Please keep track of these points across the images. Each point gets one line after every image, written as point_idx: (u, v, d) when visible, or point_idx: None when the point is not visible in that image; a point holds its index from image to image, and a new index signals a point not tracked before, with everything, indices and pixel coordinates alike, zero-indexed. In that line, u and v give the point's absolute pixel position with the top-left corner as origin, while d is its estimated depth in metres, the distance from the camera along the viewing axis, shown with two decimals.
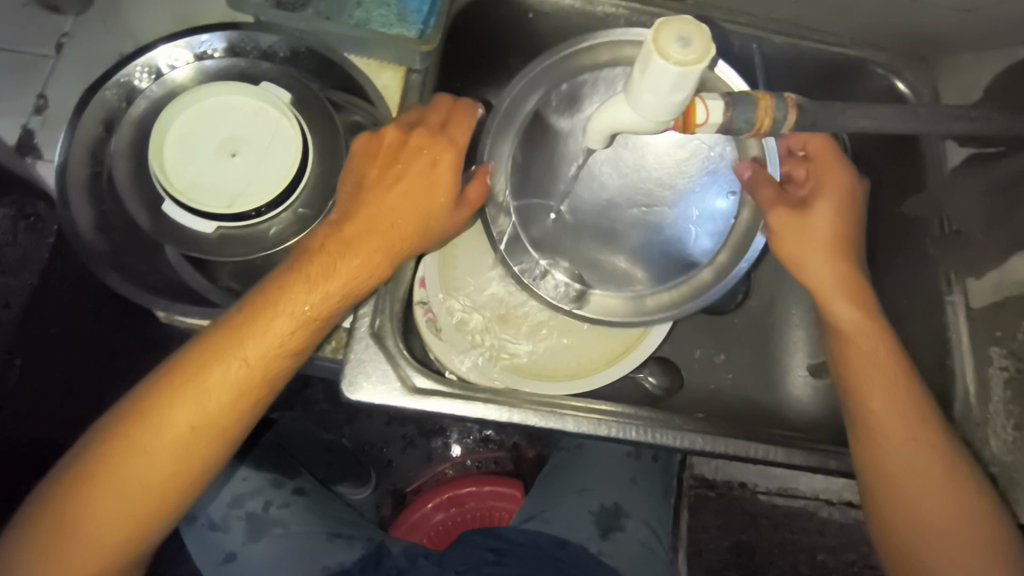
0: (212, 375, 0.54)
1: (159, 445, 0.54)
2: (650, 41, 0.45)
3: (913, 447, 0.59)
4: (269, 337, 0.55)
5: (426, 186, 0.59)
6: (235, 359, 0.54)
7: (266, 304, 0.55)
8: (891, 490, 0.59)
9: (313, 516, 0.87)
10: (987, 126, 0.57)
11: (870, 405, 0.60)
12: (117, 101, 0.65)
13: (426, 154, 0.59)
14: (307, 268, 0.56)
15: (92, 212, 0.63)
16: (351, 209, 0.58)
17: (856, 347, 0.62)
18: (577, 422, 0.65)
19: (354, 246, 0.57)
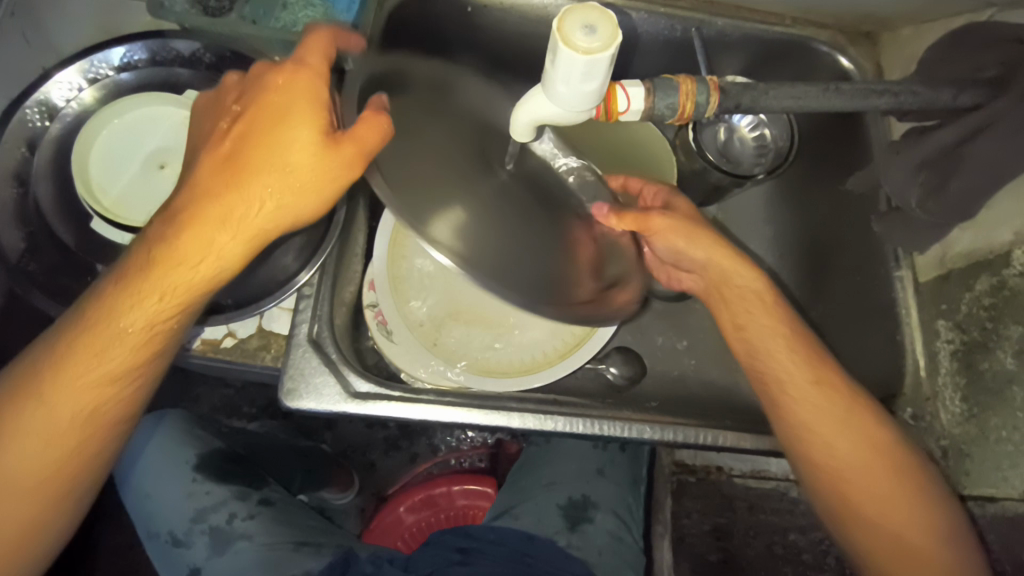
0: (70, 373, 0.53)
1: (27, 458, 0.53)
2: (557, 30, 0.44)
3: (823, 408, 0.60)
4: (123, 331, 0.53)
5: (286, 161, 0.49)
6: (94, 365, 0.53)
7: (116, 298, 0.52)
8: (813, 454, 0.60)
9: (279, 526, 0.85)
10: (912, 100, 0.57)
11: (773, 369, 0.61)
12: (39, 118, 0.63)
13: (284, 122, 0.49)
14: (157, 253, 0.51)
15: (17, 232, 0.61)
16: (207, 170, 0.51)
17: (762, 328, 0.62)
18: (523, 417, 0.66)
19: (198, 237, 0.50)
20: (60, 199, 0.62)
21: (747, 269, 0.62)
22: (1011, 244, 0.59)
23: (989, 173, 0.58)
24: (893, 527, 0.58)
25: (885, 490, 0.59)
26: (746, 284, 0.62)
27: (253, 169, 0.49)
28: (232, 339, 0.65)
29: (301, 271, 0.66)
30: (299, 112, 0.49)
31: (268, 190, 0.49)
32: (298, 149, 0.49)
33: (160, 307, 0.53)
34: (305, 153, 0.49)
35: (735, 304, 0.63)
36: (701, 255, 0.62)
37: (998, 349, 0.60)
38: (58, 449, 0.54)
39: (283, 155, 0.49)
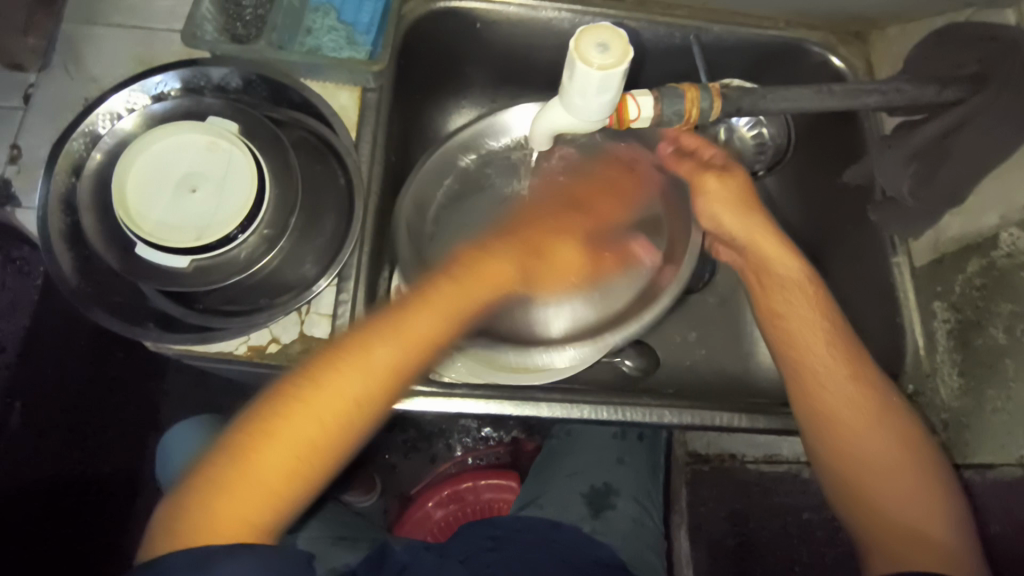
0: (278, 448, 0.51)
1: (255, 492, 0.50)
2: (573, 48, 0.48)
3: (845, 376, 0.61)
4: (337, 410, 0.53)
5: (562, 244, 0.70)
6: (394, 346, 0.55)
7: (314, 380, 0.53)
8: (824, 416, 0.61)
9: (317, 522, 0.89)
10: (899, 98, 0.61)
11: (799, 346, 0.63)
12: (84, 148, 0.68)
13: (561, 227, 0.70)
14: (369, 344, 0.55)
15: (71, 256, 0.66)
16: (490, 252, 0.64)
17: (781, 290, 0.65)
18: (551, 407, 0.70)
19: (431, 311, 0.57)
20: (105, 225, 0.65)
21: (786, 255, 0.65)
22: (997, 227, 0.63)
23: (975, 164, 0.62)
24: (899, 509, 0.58)
25: (911, 490, 0.59)
26: (782, 266, 0.66)
27: (473, 272, 0.61)
28: (276, 344, 0.67)
29: (321, 277, 0.68)
30: (588, 208, 0.73)
31: (479, 289, 0.61)
32: (573, 221, 0.71)
33: (401, 349, 0.55)
34: (571, 248, 0.71)
35: (772, 288, 0.66)
36: (740, 234, 0.67)
37: (990, 325, 0.64)
38: (306, 454, 0.52)
39: (570, 225, 0.70)
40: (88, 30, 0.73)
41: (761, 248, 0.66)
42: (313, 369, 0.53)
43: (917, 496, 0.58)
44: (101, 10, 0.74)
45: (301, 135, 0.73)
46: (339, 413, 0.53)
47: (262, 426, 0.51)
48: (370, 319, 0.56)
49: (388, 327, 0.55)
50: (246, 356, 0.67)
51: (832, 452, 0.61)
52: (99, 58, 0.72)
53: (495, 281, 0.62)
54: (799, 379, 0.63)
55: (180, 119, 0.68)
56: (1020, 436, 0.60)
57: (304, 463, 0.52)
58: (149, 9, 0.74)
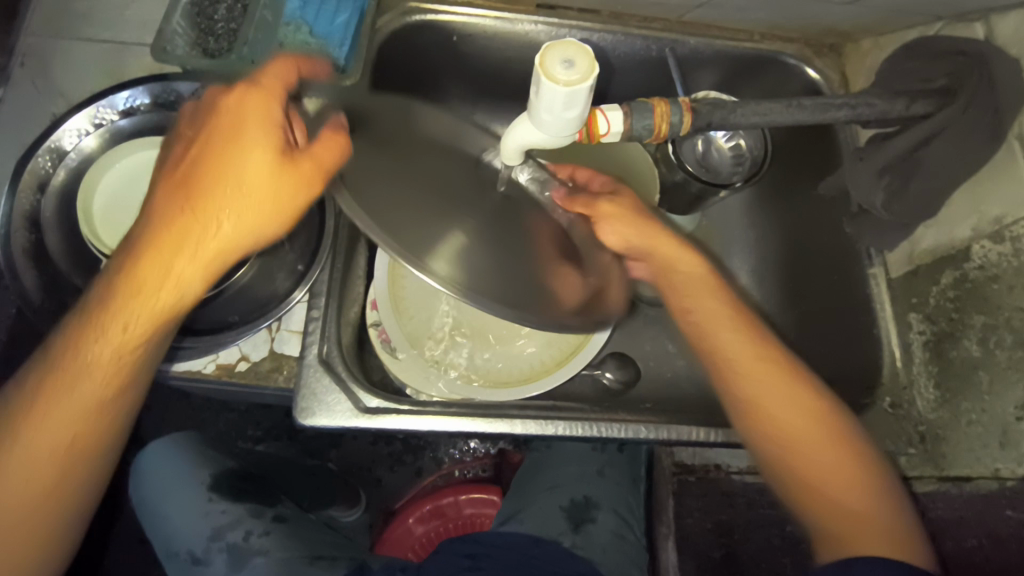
0: (18, 451, 0.52)
1: (8, 490, 0.52)
2: (538, 65, 0.47)
3: (763, 361, 0.61)
4: (69, 411, 0.53)
5: (242, 234, 0.51)
6: (82, 387, 0.53)
7: (47, 383, 0.52)
8: (749, 407, 0.60)
9: (294, 542, 0.87)
10: (869, 111, 0.62)
11: (716, 333, 0.62)
12: (49, 164, 0.67)
13: (229, 146, 0.49)
14: (86, 342, 0.52)
15: (36, 276, 0.64)
16: (179, 217, 0.50)
17: (685, 286, 0.64)
18: (525, 423, 0.69)
19: (138, 301, 0.51)
20: (67, 242, 0.66)
21: (686, 256, 0.64)
22: (970, 239, 0.64)
23: (945, 176, 0.63)
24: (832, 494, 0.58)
25: (844, 472, 0.58)
26: (685, 261, 0.64)
27: (209, 204, 0.50)
28: (246, 362, 0.67)
29: (296, 289, 0.70)
30: (248, 126, 0.48)
31: (193, 257, 0.51)
32: (253, 169, 0.49)
33: (129, 339, 0.52)
34: (236, 236, 0.51)
35: (683, 288, 0.63)
36: (641, 242, 0.62)
37: (964, 338, 0.64)
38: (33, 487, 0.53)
39: (249, 180, 0.49)
40: (57, 44, 0.72)
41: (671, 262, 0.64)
42: (44, 371, 0.53)
43: (845, 474, 0.58)
44: (69, 24, 0.73)
45: None
46: (74, 415, 0.53)
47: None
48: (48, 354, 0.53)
49: (88, 314, 0.52)
50: (214, 375, 0.66)
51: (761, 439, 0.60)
52: (67, 73, 0.71)
53: (184, 289, 0.52)
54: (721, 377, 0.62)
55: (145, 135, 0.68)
56: (996, 450, 0.59)
57: (60, 460, 0.53)
58: (119, 23, 0.74)
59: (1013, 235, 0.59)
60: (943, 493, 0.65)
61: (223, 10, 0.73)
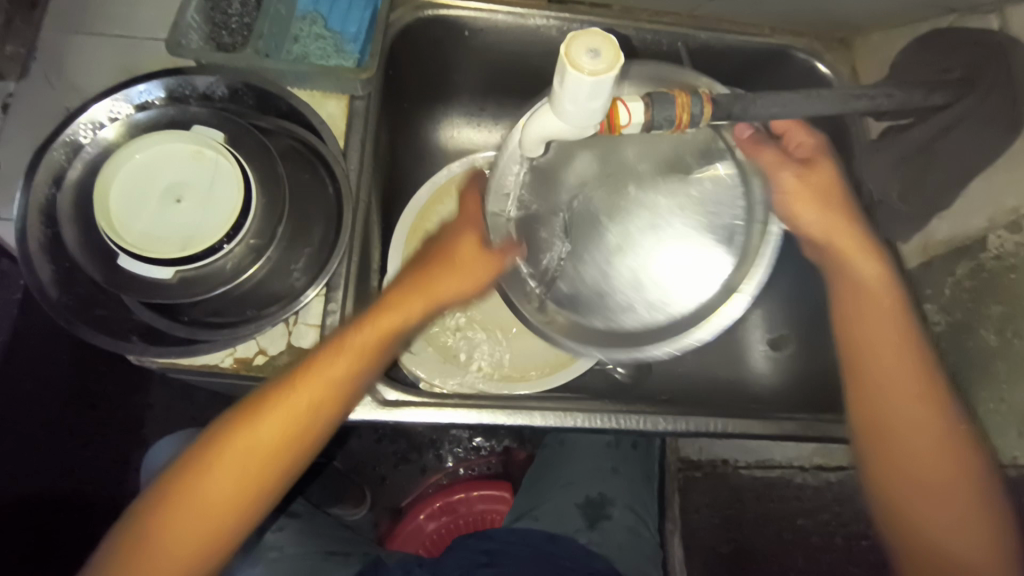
0: (215, 477, 0.57)
1: (193, 515, 0.56)
2: (563, 54, 0.47)
3: (914, 396, 0.61)
4: (263, 444, 0.58)
5: (444, 296, 0.64)
6: (274, 428, 0.58)
7: (252, 416, 0.58)
8: (890, 437, 0.61)
9: (308, 538, 0.87)
10: (886, 102, 0.62)
11: (873, 352, 0.62)
12: (65, 159, 0.67)
13: (446, 242, 0.66)
14: (295, 389, 0.58)
15: (53, 270, 0.65)
16: (388, 303, 0.62)
17: (862, 293, 0.64)
18: (544, 416, 0.69)
19: (344, 354, 0.59)
20: (86, 238, 0.63)
21: (864, 252, 0.64)
22: (985, 230, 0.64)
23: (960, 167, 0.63)
24: (944, 538, 0.58)
25: (963, 519, 0.58)
26: (865, 271, 0.64)
27: (429, 279, 0.64)
28: (263, 356, 0.66)
29: (308, 287, 0.67)
30: (467, 226, 0.67)
31: (406, 311, 0.62)
32: (464, 247, 0.66)
33: (332, 384, 0.59)
34: (447, 291, 0.64)
35: (854, 295, 0.64)
36: (815, 231, 0.65)
37: (981, 327, 0.64)
38: (217, 514, 0.57)
39: (455, 257, 0.65)
40: (68, 39, 0.72)
41: (846, 256, 0.64)
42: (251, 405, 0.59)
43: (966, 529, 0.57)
44: (82, 19, 0.73)
45: (288, 144, 0.72)
46: (270, 447, 0.58)
47: (204, 460, 0.57)
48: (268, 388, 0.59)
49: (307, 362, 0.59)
50: (232, 368, 0.66)
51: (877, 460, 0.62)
52: (81, 68, 0.71)
53: (381, 349, 0.61)
54: (859, 391, 0.63)
55: (162, 129, 0.67)
56: (1015, 438, 0.60)
57: (253, 484, 0.58)
58: (131, 18, 0.73)
59: None
60: None
61: (237, 4, 0.73)
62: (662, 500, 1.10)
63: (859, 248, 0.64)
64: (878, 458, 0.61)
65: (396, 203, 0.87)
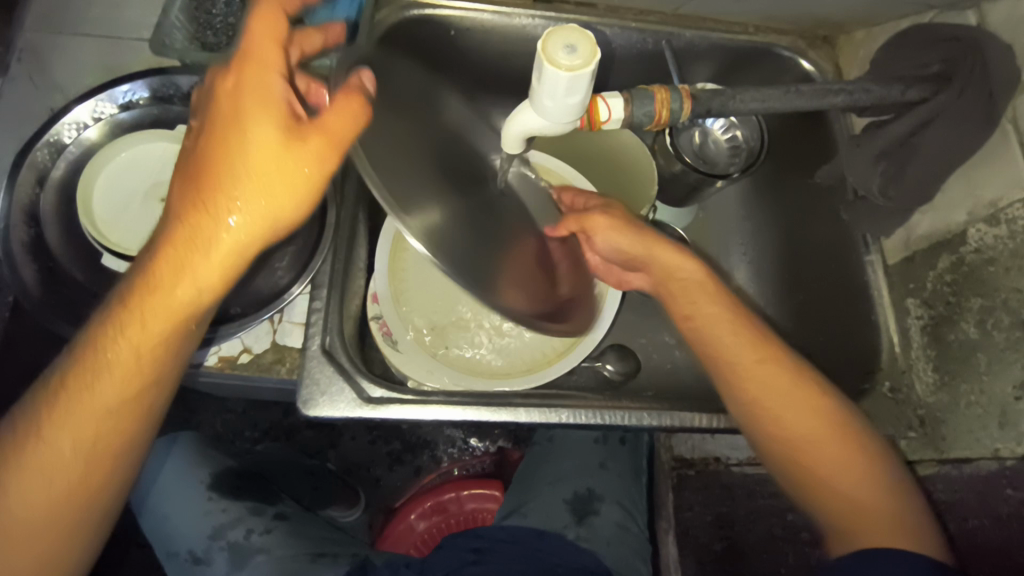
0: (35, 460, 0.50)
1: (23, 498, 0.50)
2: (540, 50, 0.47)
3: (766, 372, 0.62)
4: (81, 417, 0.50)
5: (264, 224, 0.48)
6: (90, 402, 0.50)
7: (65, 389, 0.50)
8: (759, 408, 0.61)
9: (296, 539, 0.87)
10: (864, 97, 0.62)
11: (715, 337, 0.64)
12: (48, 159, 0.66)
13: (234, 148, 0.46)
14: (104, 356, 0.50)
15: (35, 269, 0.64)
16: (177, 249, 0.48)
17: (677, 287, 0.67)
18: (529, 412, 0.69)
19: (149, 308, 0.49)
20: (69, 235, 0.65)
21: (684, 261, 0.67)
22: (965, 224, 0.64)
23: (939, 161, 0.64)
24: (837, 480, 0.59)
25: (839, 462, 0.59)
26: (675, 265, 0.67)
27: (223, 208, 0.47)
28: (248, 355, 0.67)
29: (294, 284, 0.69)
30: (254, 112, 0.46)
31: (201, 251, 0.48)
32: (262, 147, 0.46)
33: (141, 351, 0.50)
34: (248, 210, 0.47)
35: (679, 290, 0.67)
36: (641, 251, 0.68)
37: (962, 321, 0.65)
38: (75, 471, 0.51)
39: (269, 163, 0.46)
40: (54, 39, 0.72)
41: (666, 269, 0.68)
42: (61, 376, 0.51)
43: (856, 474, 0.59)
44: (66, 19, 0.73)
45: None
46: (92, 422, 0.51)
47: (20, 442, 0.50)
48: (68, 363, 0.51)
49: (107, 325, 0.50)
50: (216, 367, 0.67)
51: (765, 440, 0.61)
52: (65, 68, 0.71)
53: (199, 288, 0.49)
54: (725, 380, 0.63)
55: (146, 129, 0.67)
56: (996, 430, 0.60)
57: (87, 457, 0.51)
58: (116, 19, 0.73)
59: (1009, 218, 0.60)
60: (943, 475, 0.66)
61: (221, 5, 0.72)
62: (653, 498, 1.11)
63: (678, 258, 0.67)
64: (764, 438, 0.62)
65: None
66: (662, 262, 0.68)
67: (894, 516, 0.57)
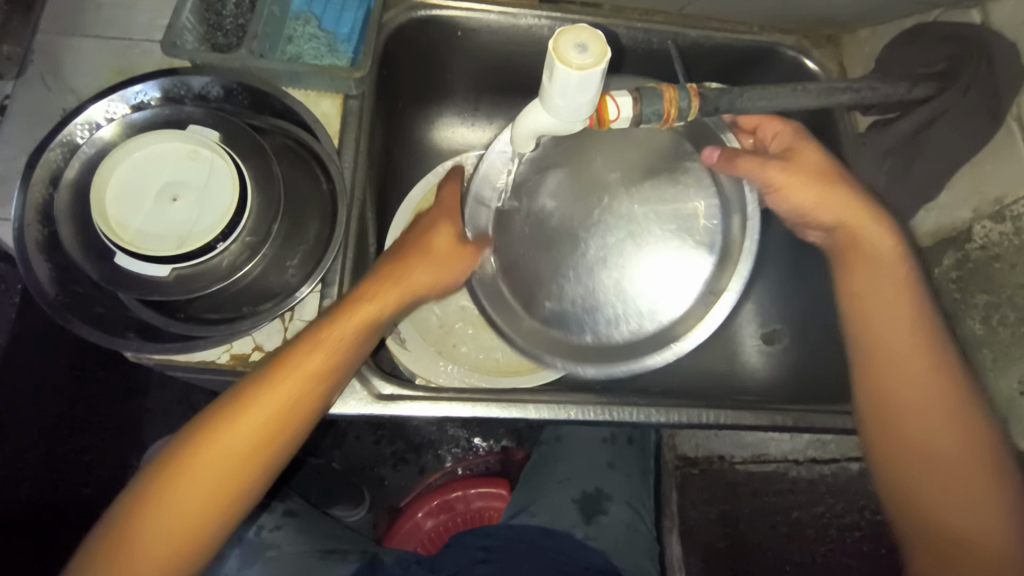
0: (185, 485, 0.54)
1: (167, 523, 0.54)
2: (551, 49, 0.48)
3: (927, 380, 0.60)
4: (237, 447, 0.55)
5: (428, 286, 0.67)
6: (247, 435, 0.55)
7: (225, 421, 0.55)
8: (896, 419, 0.60)
9: (306, 537, 0.87)
10: (871, 95, 0.63)
11: (882, 334, 0.61)
12: (62, 159, 0.67)
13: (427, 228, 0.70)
14: (267, 392, 0.56)
15: (49, 268, 0.65)
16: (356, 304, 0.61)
17: (877, 270, 0.62)
18: (538, 409, 0.70)
19: (319, 349, 0.58)
20: (81, 235, 0.64)
21: (881, 231, 0.62)
22: (971, 220, 0.65)
23: (945, 158, 0.65)
24: (958, 515, 0.57)
25: (970, 493, 0.57)
26: (877, 247, 0.63)
27: (407, 264, 0.65)
28: (259, 352, 0.67)
29: (303, 283, 0.68)
30: (443, 220, 0.71)
31: (379, 303, 0.62)
32: (443, 239, 0.70)
33: (304, 386, 0.57)
34: (423, 283, 0.66)
35: (864, 273, 0.63)
36: (830, 217, 0.63)
37: (967, 317, 0.65)
38: (215, 500, 0.55)
39: (444, 251, 0.69)
40: (66, 41, 0.73)
41: (857, 239, 0.63)
42: (223, 409, 0.56)
43: (986, 509, 0.56)
44: (79, 22, 0.73)
45: (283, 142, 0.73)
46: (245, 453, 0.56)
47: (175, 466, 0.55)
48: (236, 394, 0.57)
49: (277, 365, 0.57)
50: (228, 365, 0.66)
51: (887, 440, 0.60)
52: (78, 70, 0.72)
53: (350, 345, 0.60)
54: (868, 377, 0.62)
55: (159, 128, 0.68)
56: (1003, 424, 0.61)
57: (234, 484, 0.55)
58: (128, 22, 0.74)
59: (1013, 215, 0.60)
60: None
61: (231, 6, 0.74)
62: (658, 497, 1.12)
63: (883, 237, 0.62)
64: (884, 441, 0.61)
65: (391, 203, 0.88)
66: (858, 231, 0.63)
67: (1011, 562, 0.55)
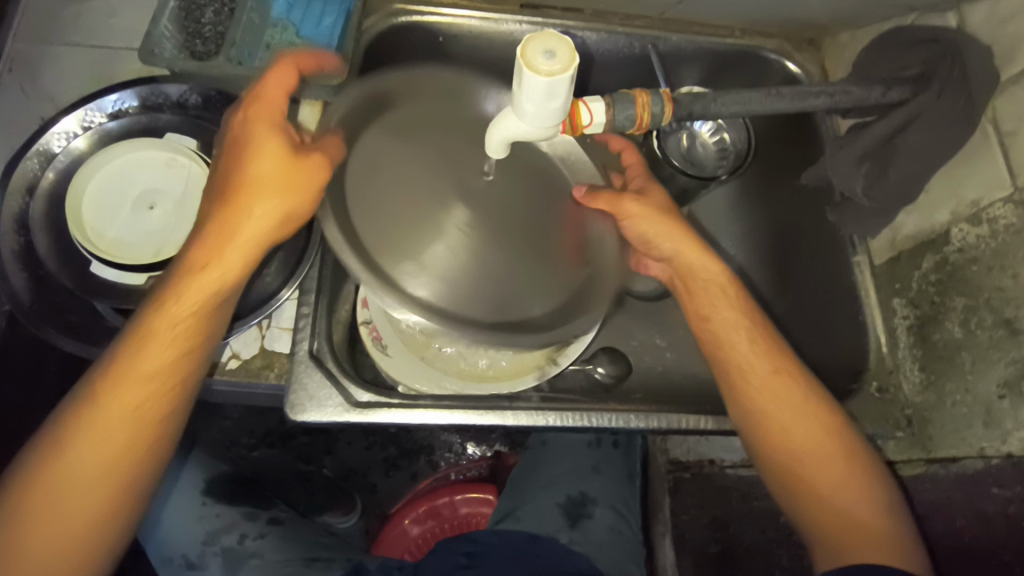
0: (48, 496, 0.52)
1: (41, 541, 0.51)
2: (519, 55, 0.48)
3: (778, 386, 0.61)
4: (89, 451, 0.52)
5: (276, 220, 0.54)
6: (97, 434, 0.53)
7: (73, 425, 0.53)
8: (764, 422, 0.61)
9: (290, 544, 0.87)
10: (845, 99, 0.63)
11: (725, 345, 0.63)
12: (38, 167, 0.67)
13: (250, 152, 0.53)
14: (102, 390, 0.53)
15: (25, 277, 0.65)
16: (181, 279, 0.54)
17: (695, 286, 0.65)
18: (517, 416, 0.70)
19: (151, 338, 0.54)
20: (57, 242, 0.65)
21: (709, 262, 0.65)
22: (948, 223, 0.65)
23: (921, 162, 0.64)
24: (835, 497, 0.59)
25: (836, 473, 0.59)
26: (709, 266, 0.65)
27: (246, 191, 0.53)
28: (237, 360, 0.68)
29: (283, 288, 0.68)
30: (261, 137, 0.53)
31: (229, 252, 0.54)
32: (272, 160, 0.53)
33: (145, 376, 0.54)
34: (263, 218, 0.54)
35: (697, 290, 0.65)
36: (668, 248, 0.66)
37: (947, 320, 0.65)
38: (86, 506, 0.52)
39: (283, 165, 0.53)
40: (44, 49, 0.73)
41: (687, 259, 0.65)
42: (67, 415, 0.54)
43: (853, 490, 0.59)
44: (58, 30, 0.74)
45: None
46: (102, 452, 0.53)
47: (31, 478, 0.52)
48: (75, 398, 0.54)
49: (112, 361, 0.54)
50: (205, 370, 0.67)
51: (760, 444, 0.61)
52: (56, 78, 0.72)
53: (189, 321, 0.55)
54: (734, 394, 0.63)
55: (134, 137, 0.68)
56: (981, 429, 0.60)
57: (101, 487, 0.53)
58: (106, 30, 0.74)
59: (989, 218, 0.60)
60: (931, 474, 0.65)
61: (210, 14, 0.73)
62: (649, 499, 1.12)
63: (694, 253, 0.65)
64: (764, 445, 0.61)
65: None
66: (685, 259, 0.66)
67: (883, 530, 0.57)
